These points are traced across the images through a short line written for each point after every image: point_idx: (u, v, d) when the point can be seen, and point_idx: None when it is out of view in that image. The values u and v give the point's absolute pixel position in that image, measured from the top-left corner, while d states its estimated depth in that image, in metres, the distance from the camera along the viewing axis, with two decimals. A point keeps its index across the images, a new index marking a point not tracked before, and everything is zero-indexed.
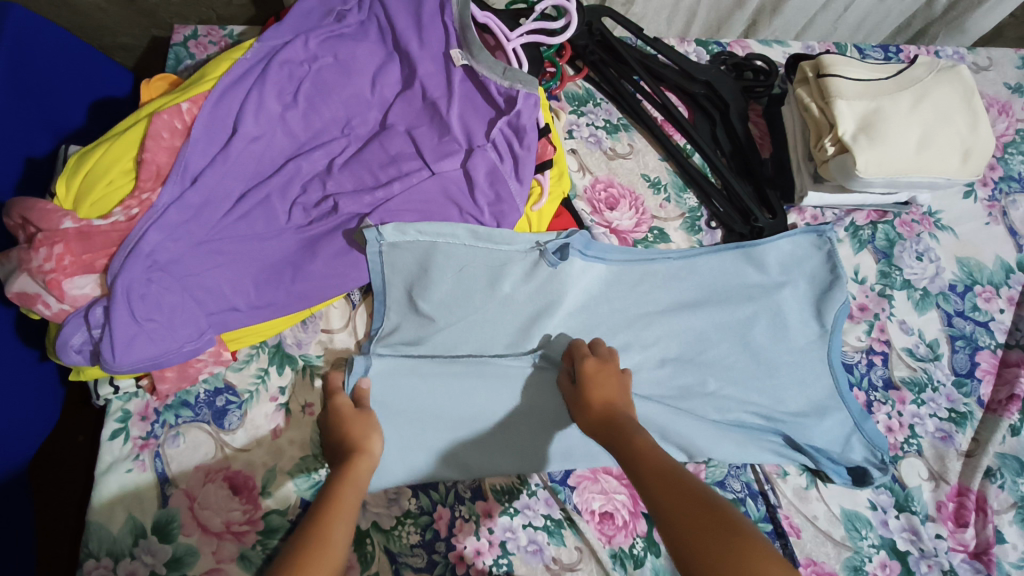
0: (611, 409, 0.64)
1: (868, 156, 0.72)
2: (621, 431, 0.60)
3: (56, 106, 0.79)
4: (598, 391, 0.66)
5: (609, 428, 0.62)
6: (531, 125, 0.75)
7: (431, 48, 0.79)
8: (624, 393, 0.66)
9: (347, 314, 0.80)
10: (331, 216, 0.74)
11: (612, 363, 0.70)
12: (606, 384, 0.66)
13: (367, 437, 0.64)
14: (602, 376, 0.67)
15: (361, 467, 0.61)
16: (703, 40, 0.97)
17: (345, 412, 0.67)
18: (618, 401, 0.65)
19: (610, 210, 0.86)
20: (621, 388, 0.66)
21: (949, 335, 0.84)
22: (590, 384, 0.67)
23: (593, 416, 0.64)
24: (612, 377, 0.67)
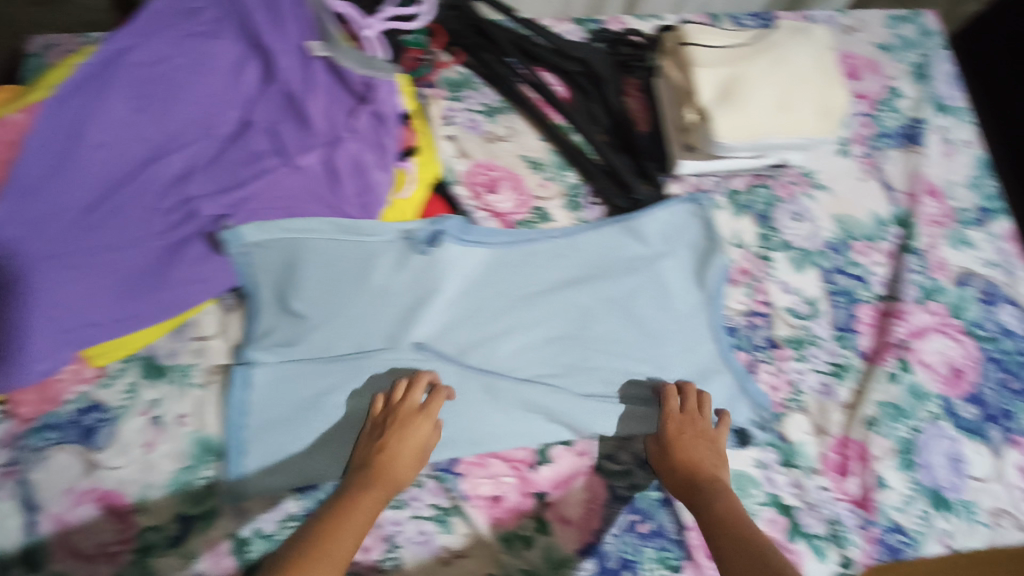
0: (695, 475, 0.71)
1: (729, 124, 0.71)
2: (702, 503, 0.68)
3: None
4: (682, 452, 0.72)
5: (690, 491, 0.70)
6: (394, 113, 0.75)
7: (291, 42, 0.75)
8: (714, 457, 0.72)
9: (221, 319, 0.78)
10: (191, 221, 0.72)
11: (700, 421, 0.75)
12: (692, 445, 0.73)
13: (400, 468, 0.68)
14: (698, 440, 0.73)
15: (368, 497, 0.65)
16: (580, 18, 0.96)
17: (685, 433, 0.74)
18: (707, 467, 0.71)
19: (491, 193, 0.85)
20: (712, 451, 0.73)
21: (828, 291, 0.86)
22: (674, 446, 0.73)
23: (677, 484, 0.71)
24: (701, 440, 0.74)
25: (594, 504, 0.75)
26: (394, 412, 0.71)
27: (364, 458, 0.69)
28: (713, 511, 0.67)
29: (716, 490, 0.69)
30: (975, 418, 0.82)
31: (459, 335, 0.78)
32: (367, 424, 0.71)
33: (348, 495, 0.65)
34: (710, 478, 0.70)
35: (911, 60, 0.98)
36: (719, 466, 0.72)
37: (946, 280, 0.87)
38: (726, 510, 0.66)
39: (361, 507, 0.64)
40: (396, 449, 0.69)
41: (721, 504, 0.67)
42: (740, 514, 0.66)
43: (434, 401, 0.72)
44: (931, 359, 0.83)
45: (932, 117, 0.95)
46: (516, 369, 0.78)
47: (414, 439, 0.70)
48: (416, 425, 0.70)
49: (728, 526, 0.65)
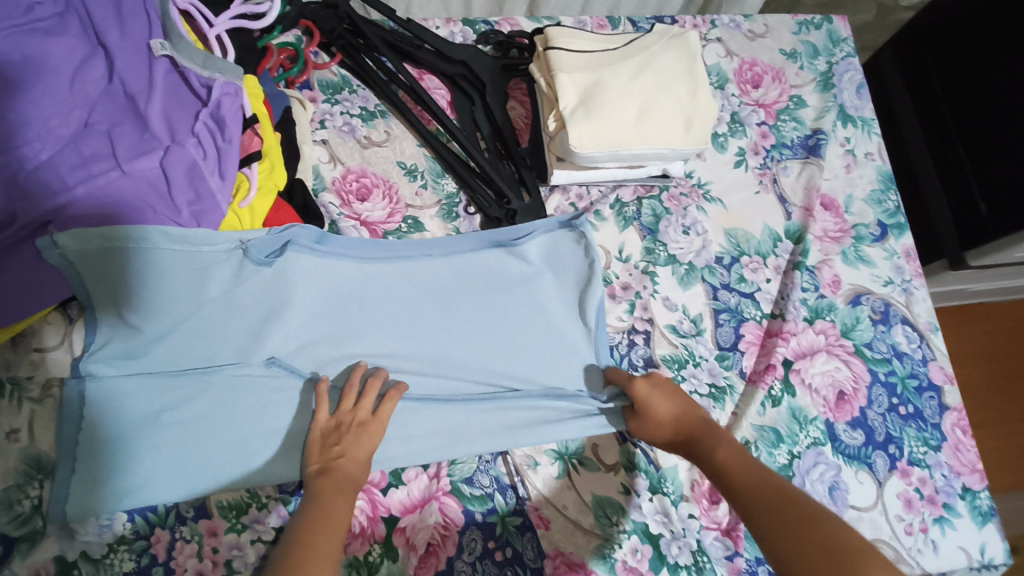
0: (677, 426, 0.71)
1: (582, 132, 0.69)
2: (704, 447, 0.68)
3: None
4: (658, 407, 0.72)
5: (690, 445, 0.69)
6: (233, 116, 0.72)
7: (133, 40, 0.74)
8: (682, 399, 0.73)
9: (63, 331, 0.75)
10: (14, 227, 0.67)
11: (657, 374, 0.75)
12: (661, 397, 0.72)
13: (358, 469, 0.66)
14: (663, 390, 0.73)
15: (339, 505, 0.62)
16: (472, 19, 0.93)
17: (656, 390, 0.73)
18: (683, 412, 0.72)
19: (361, 201, 0.82)
20: (676, 398, 0.73)
21: (714, 308, 0.82)
22: (654, 407, 0.72)
23: (667, 438, 0.71)
24: (664, 386, 0.73)
25: (449, 530, 0.70)
26: (350, 420, 0.68)
27: (324, 466, 0.65)
28: (717, 458, 0.66)
29: (712, 436, 0.69)
30: (859, 444, 0.78)
31: (316, 351, 0.75)
32: (316, 432, 0.67)
33: (314, 509, 0.61)
34: (696, 418, 0.71)
35: (818, 68, 0.94)
36: (692, 404, 0.72)
37: (838, 299, 0.84)
38: (730, 452, 0.66)
39: (336, 517, 0.61)
40: (361, 454, 0.67)
41: (714, 443, 0.68)
42: (733, 446, 0.67)
43: (386, 403, 0.70)
44: (815, 381, 0.80)
45: (834, 128, 0.92)
46: None
47: (369, 444, 0.67)
48: (370, 432, 0.68)
49: (735, 465, 0.65)
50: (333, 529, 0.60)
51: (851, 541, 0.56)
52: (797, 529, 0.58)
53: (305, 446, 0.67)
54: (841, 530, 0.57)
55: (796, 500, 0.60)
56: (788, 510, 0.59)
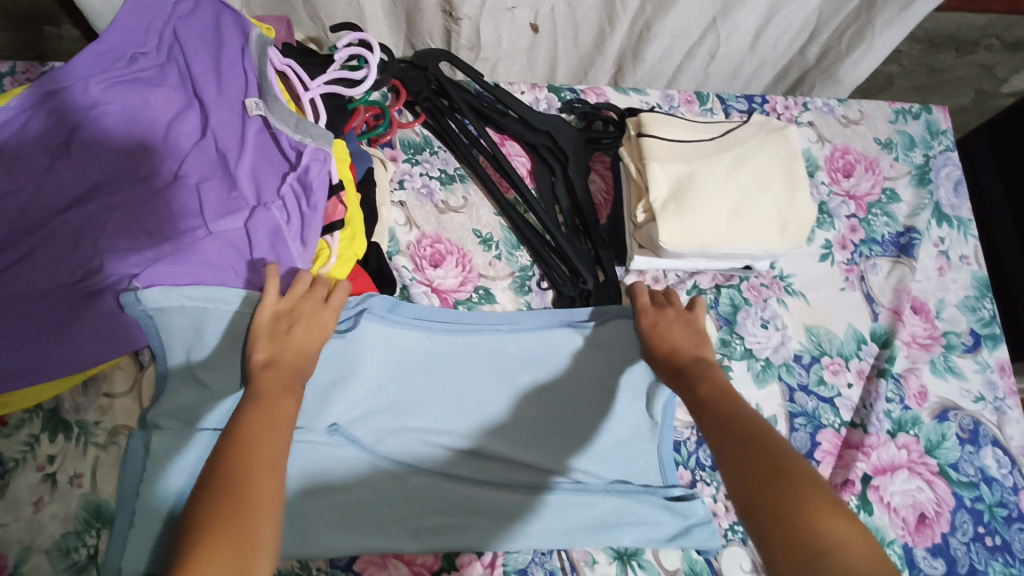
0: (673, 357, 0.66)
1: (672, 228, 0.67)
2: (688, 379, 0.62)
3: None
4: (661, 337, 0.68)
5: (676, 374, 0.64)
6: (320, 182, 0.70)
7: (229, 96, 0.75)
8: (694, 338, 0.67)
9: (132, 377, 0.75)
10: (98, 277, 0.68)
11: (673, 309, 0.70)
12: (673, 330, 0.68)
13: (304, 356, 0.63)
14: (677, 325, 0.68)
15: (285, 403, 0.57)
16: (557, 86, 0.91)
17: (662, 323, 0.69)
18: (690, 347, 0.66)
19: (434, 267, 0.81)
20: (687, 334, 0.67)
21: (790, 411, 0.78)
22: (651, 336, 0.68)
23: (660, 369, 0.66)
24: (681, 320, 0.69)
25: None
26: (301, 305, 0.66)
27: (266, 356, 0.61)
28: (696, 390, 0.61)
29: (704, 368, 0.63)
30: (939, 575, 0.73)
31: (379, 423, 0.73)
32: (263, 319, 0.64)
33: (257, 394, 0.57)
34: (692, 354, 0.65)
35: (914, 161, 0.90)
36: (704, 345, 0.66)
37: (924, 412, 0.79)
38: (712, 386, 0.60)
39: (278, 405, 0.56)
40: (303, 342, 0.63)
41: (703, 379, 0.61)
42: (725, 386, 0.59)
43: (338, 293, 0.68)
44: (895, 500, 0.75)
45: (929, 227, 0.87)
46: (437, 464, 0.73)
47: (319, 328, 0.65)
48: (319, 317, 0.66)
49: (716, 400, 0.58)
50: (282, 408, 0.56)
51: (796, 471, 0.48)
52: (751, 454, 0.50)
53: (249, 338, 0.63)
54: (803, 471, 0.48)
55: (767, 438, 0.52)
56: (749, 445, 0.51)
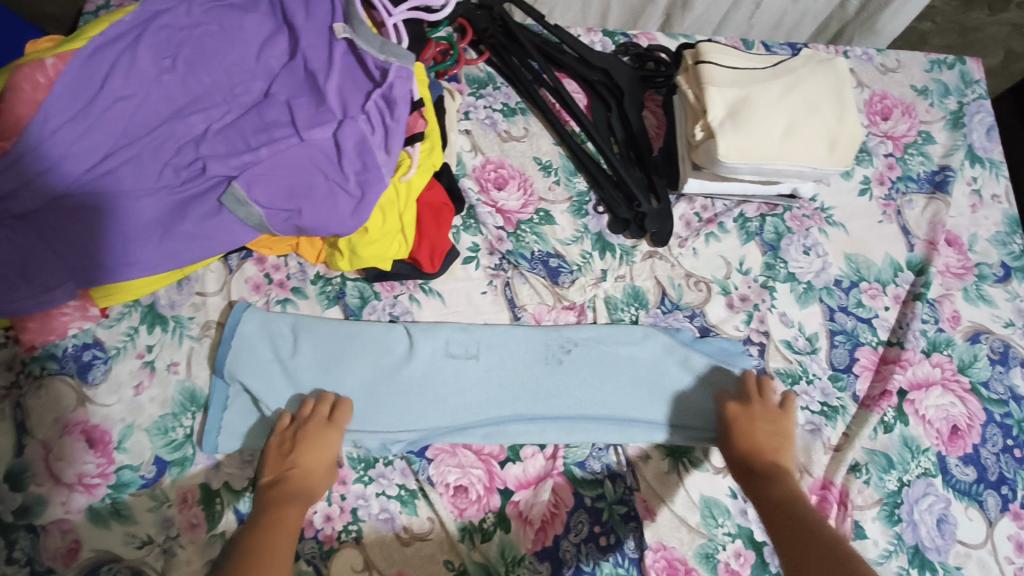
0: (754, 456, 0.72)
1: (729, 142, 0.72)
2: (763, 482, 0.69)
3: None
4: (743, 436, 0.73)
5: (751, 476, 0.70)
6: (404, 97, 0.75)
7: (317, 22, 0.80)
8: (777, 441, 0.73)
9: (223, 278, 0.80)
10: (201, 177, 0.74)
11: (757, 406, 0.75)
12: (758, 429, 0.73)
13: (312, 477, 0.69)
14: (763, 425, 0.74)
15: (291, 515, 0.65)
16: (612, 31, 0.97)
17: (748, 421, 0.74)
18: (773, 452, 0.72)
19: (498, 189, 0.86)
20: (769, 434, 0.73)
21: (830, 329, 0.83)
22: (731, 435, 0.74)
23: (737, 462, 0.72)
24: (764, 421, 0.74)
25: (559, 509, 0.73)
26: (302, 425, 0.71)
27: (275, 476, 0.68)
28: (770, 495, 0.67)
29: (779, 476, 0.69)
30: (970, 480, 0.78)
31: (448, 326, 0.79)
32: (275, 436, 0.71)
33: (262, 518, 0.64)
34: (768, 457, 0.71)
35: (948, 107, 0.95)
36: (784, 451, 0.72)
37: (957, 335, 0.84)
38: (786, 496, 0.67)
39: (286, 521, 0.64)
40: (307, 464, 0.69)
41: (780, 486, 0.68)
42: (801, 498, 0.66)
43: (338, 407, 0.72)
44: (929, 413, 0.80)
45: (962, 167, 0.92)
46: (501, 365, 0.78)
47: (324, 450, 0.70)
48: (324, 435, 0.70)
49: (791, 508, 0.65)
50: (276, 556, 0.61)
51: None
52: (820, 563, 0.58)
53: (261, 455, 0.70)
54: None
55: (837, 549, 0.59)
56: (826, 557, 0.58)
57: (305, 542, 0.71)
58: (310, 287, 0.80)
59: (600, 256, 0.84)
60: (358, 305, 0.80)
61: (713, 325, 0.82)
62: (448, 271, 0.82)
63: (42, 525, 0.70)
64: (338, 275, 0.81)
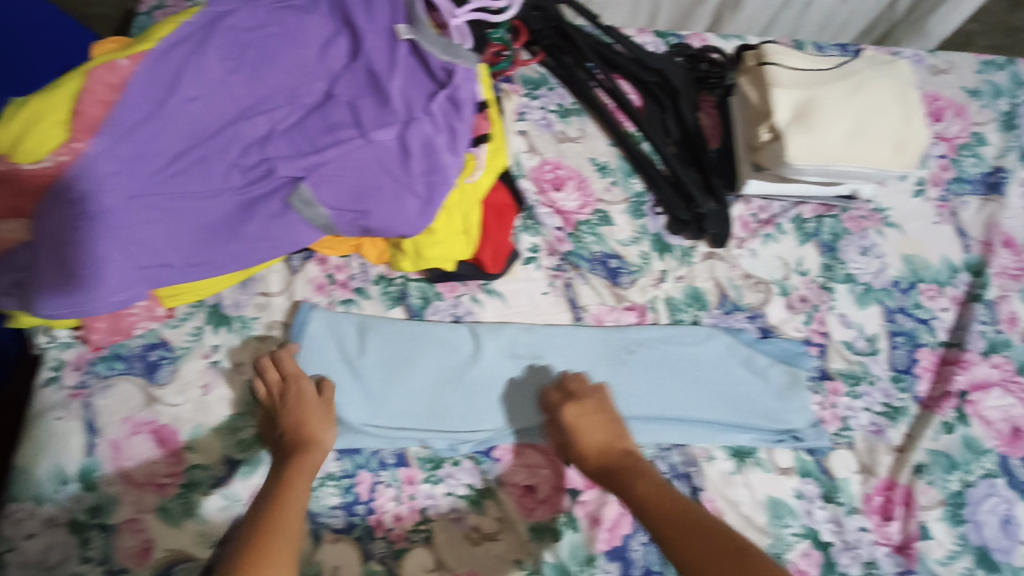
0: (609, 454, 0.67)
1: (799, 144, 0.72)
2: (624, 479, 0.64)
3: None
4: (587, 438, 0.68)
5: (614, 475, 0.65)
6: (469, 99, 0.76)
7: (378, 23, 0.79)
8: (614, 430, 0.69)
9: (286, 279, 0.81)
10: (268, 179, 0.73)
11: (589, 400, 0.72)
12: (595, 419, 0.70)
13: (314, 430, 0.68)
14: (589, 418, 0.70)
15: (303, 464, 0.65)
16: (663, 32, 0.97)
17: (584, 415, 0.70)
18: (613, 442, 0.68)
19: (556, 190, 0.86)
20: (613, 427, 0.70)
21: (890, 330, 0.84)
22: (573, 432, 0.69)
23: (589, 465, 0.67)
24: (597, 416, 0.70)
25: (627, 509, 0.74)
26: (281, 386, 0.71)
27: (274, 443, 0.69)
28: (634, 491, 0.62)
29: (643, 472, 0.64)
30: None
31: (513, 326, 0.79)
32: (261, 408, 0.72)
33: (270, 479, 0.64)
34: (624, 454, 0.67)
35: (1001, 108, 0.95)
36: (621, 437, 0.69)
37: (1015, 336, 0.84)
38: (645, 491, 0.61)
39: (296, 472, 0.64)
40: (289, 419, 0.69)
41: (641, 482, 0.63)
42: (661, 492, 0.61)
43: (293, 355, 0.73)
44: (990, 414, 0.80)
45: (1015, 168, 0.93)
46: (565, 366, 0.78)
47: (307, 400, 0.70)
48: (297, 387, 0.71)
49: (655, 503, 0.60)
50: (295, 500, 0.61)
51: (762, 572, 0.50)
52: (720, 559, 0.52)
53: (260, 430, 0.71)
54: None
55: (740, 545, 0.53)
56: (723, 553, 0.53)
57: (376, 542, 0.71)
58: (373, 288, 0.81)
59: (659, 256, 0.85)
60: (421, 305, 0.80)
61: (773, 326, 0.82)
62: (509, 271, 0.82)
63: (115, 525, 0.70)
64: (400, 275, 0.82)
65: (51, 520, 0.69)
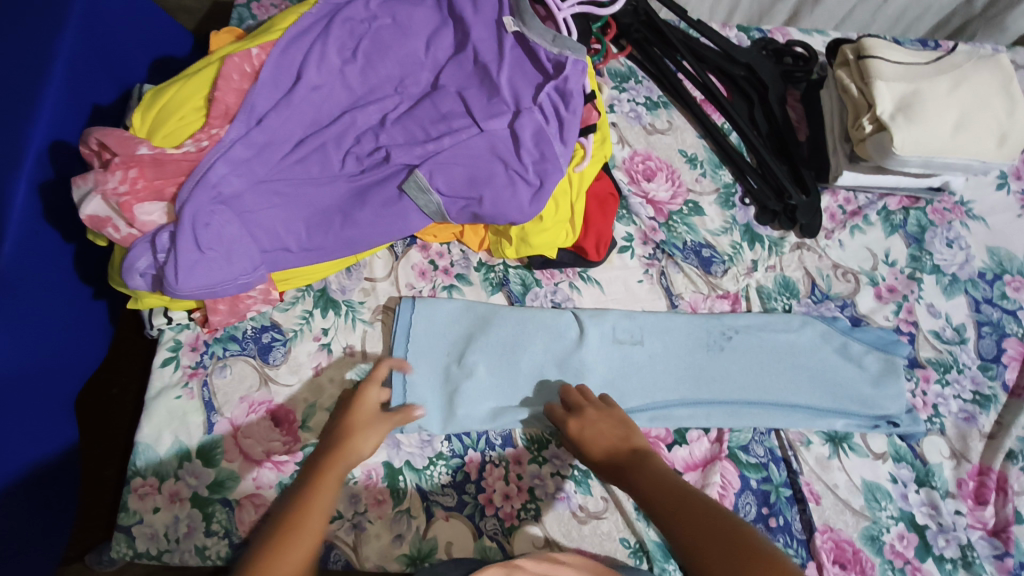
0: (611, 458, 0.67)
1: (904, 134, 0.74)
2: (632, 475, 0.64)
3: (92, 83, 0.84)
4: (595, 444, 0.69)
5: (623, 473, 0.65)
6: (578, 90, 0.77)
7: (484, 15, 0.81)
8: (621, 432, 0.69)
9: (390, 265, 0.83)
10: (382, 166, 0.75)
11: (589, 409, 0.72)
12: (598, 427, 0.70)
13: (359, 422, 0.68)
14: (597, 424, 0.70)
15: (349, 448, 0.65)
16: (745, 26, 0.99)
17: (587, 426, 0.70)
18: (619, 443, 0.68)
19: (647, 181, 0.89)
20: (612, 429, 0.69)
21: (977, 320, 0.85)
22: (580, 443, 0.70)
23: (604, 470, 0.68)
24: (604, 419, 0.70)
25: (727, 491, 0.74)
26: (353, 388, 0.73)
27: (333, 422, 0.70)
28: (640, 487, 0.62)
29: (645, 469, 0.64)
30: None
31: (611, 314, 0.81)
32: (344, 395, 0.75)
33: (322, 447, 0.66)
34: (630, 453, 0.66)
35: None
36: (630, 436, 0.68)
37: None
38: (652, 485, 0.61)
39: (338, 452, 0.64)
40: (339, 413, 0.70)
41: (645, 475, 0.63)
42: (668, 483, 0.61)
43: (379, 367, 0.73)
44: None
45: None
46: (665, 352, 0.80)
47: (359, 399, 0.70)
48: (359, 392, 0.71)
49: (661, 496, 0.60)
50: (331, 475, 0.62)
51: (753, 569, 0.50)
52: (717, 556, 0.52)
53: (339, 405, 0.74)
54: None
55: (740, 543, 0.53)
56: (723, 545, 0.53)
57: (487, 519, 0.72)
58: (474, 274, 0.83)
59: (749, 247, 0.86)
60: (521, 292, 0.82)
61: (863, 315, 0.84)
62: (607, 259, 0.84)
63: (235, 501, 0.72)
64: (500, 262, 0.84)
65: (175, 494, 0.71)
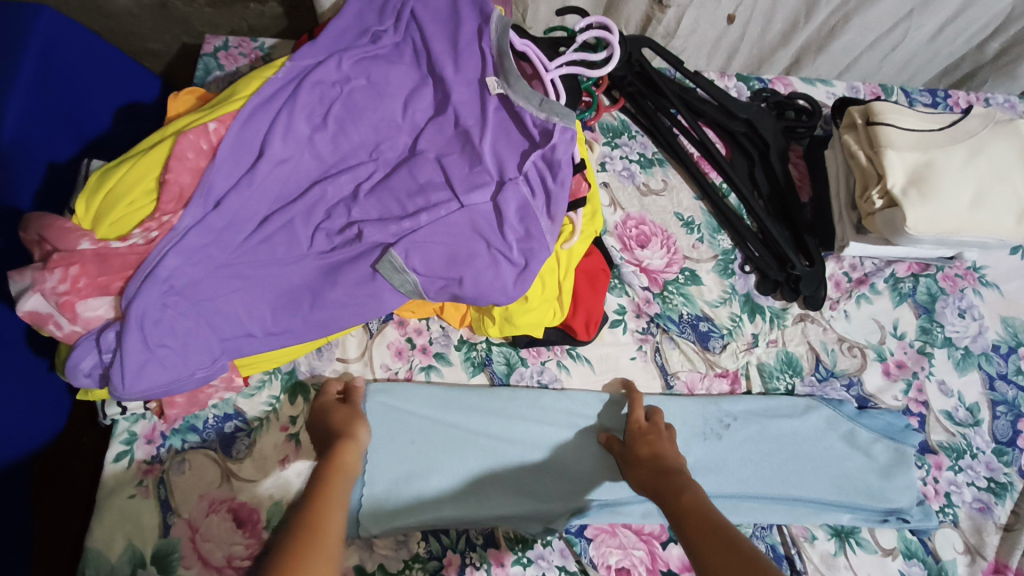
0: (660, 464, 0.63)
1: (918, 213, 0.68)
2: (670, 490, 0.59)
3: (48, 141, 0.76)
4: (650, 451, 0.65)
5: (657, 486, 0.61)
6: (567, 159, 0.70)
7: (466, 75, 0.75)
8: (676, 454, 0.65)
9: (364, 344, 0.77)
10: (354, 244, 0.68)
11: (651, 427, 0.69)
12: (661, 444, 0.66)
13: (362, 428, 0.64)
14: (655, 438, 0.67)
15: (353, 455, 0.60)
16: (744, 75, 0.93)
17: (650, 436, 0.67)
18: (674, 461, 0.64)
19: (641, 248, 0.83)
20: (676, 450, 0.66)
21: (991, 399, 0.80)
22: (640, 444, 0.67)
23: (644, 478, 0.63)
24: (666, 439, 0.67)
25: None
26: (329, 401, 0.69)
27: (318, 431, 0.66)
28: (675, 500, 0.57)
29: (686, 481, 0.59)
30: None
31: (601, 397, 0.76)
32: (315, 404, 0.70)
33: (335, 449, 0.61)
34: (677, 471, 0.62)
35: None
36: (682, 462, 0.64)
37: None
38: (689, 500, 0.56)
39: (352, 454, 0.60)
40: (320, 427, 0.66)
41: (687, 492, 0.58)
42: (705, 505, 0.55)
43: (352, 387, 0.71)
44: None
45: None
46: None
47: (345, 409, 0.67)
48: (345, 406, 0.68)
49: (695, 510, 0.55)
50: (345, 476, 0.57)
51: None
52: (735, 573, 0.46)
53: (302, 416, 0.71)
54: None
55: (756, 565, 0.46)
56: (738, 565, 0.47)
57: None
58: (455, 353, 0.78)
59: (749, 319, 0.81)
60: (505, 371, 0.77)
61: (870, 394, 0.79)
62: (597, 336, 0.78)
63: None
64: (482, 340, 0.79)
65: None
